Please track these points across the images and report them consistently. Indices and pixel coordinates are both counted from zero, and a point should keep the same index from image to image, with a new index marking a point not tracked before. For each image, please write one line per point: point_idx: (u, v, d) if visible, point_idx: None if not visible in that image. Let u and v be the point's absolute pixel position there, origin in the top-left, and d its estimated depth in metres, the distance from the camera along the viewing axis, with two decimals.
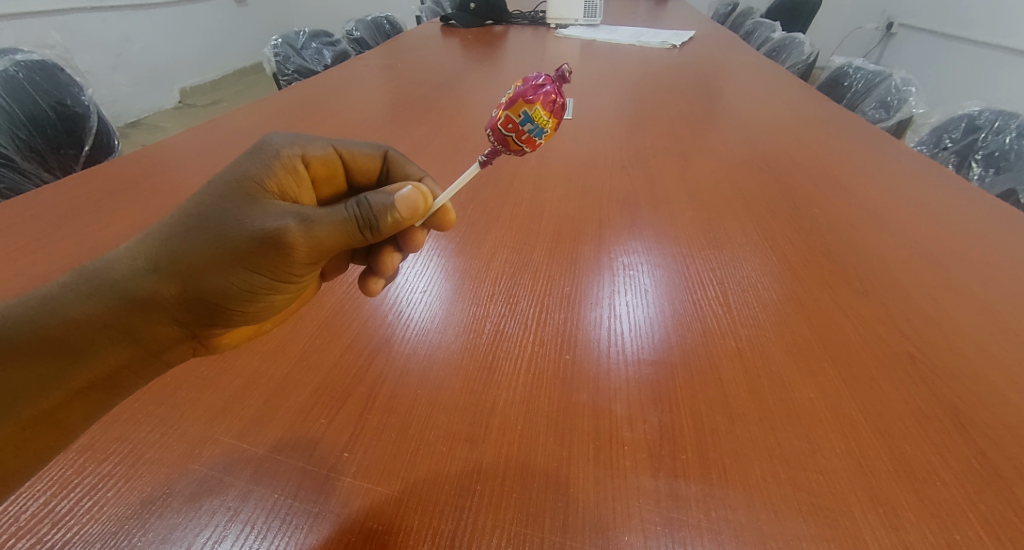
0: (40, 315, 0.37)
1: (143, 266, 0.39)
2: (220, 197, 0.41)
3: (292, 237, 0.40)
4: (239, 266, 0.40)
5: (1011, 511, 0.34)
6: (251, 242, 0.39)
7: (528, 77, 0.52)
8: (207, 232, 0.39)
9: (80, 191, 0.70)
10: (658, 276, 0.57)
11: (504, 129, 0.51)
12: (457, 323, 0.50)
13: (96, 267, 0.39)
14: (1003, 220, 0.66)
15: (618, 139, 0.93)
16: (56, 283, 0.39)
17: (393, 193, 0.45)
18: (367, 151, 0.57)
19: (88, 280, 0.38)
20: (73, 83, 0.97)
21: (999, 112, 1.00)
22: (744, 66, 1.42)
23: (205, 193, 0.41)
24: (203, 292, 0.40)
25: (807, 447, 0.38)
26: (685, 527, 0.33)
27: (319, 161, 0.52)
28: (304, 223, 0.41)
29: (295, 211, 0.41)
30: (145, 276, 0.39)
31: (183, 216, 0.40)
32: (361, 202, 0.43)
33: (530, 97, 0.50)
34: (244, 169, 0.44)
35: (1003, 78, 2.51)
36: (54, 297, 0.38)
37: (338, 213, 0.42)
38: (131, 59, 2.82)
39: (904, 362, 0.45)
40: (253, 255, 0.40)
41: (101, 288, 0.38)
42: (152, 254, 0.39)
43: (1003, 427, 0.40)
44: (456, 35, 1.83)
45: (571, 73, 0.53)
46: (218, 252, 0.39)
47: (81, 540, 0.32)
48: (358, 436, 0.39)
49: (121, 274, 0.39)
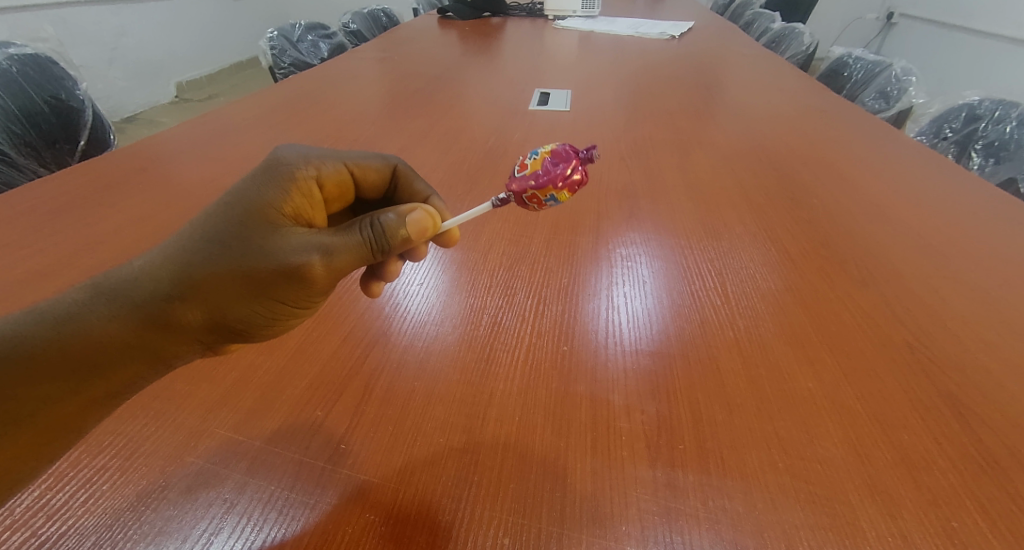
0: (62, 332, 0.34)
1: (165, 292, 0.36)
2: (242, 224, 0.38)
3: (315, 270, 0.39)
4: (264, 295, 0.39)
5: (1007, 498, 0.34)
6: (278, 274, 0.38)
7: (559, 151, 0.50)
8: (229, 261, 0.37)
9: (74, 184, 0.70)
10: (657, 268, 0.56)
11: (526, 201, 0.50)
12: (455, 315, 0.50)
13: (114, 284, 0.36)
14: (1002, 209, 0.66)
15: (617, 130, 0.93)
16: (70, 297, 0.36)
17: (403, 213, 0.44)
18: (377, 164, 0.54)
19: (108, 298, 0.36)
20: (67, 77, 0.96)
21: (1000, 101, 0.99)
22: (743, 57, 1.41)
23: (224, 219, 0.38)
24: (228, 320, 0.38)
25: (804, 435, 0.38)
26: (682, 516, 0.33)
27: (332, 182, 0.48)
28: (325, 254, 0.40)
29: (317, 241, 0.40)
30: (169, 301, 0.36)
31: (201, 241, 0.37)
32: (375, 224, 0.42)
33: (561, 184, 0.49)
34: (261, 193, 0.40)
35: (1003, 68, 2.49)
36: (68, 311, 0.35)
37: (353, 237, 0.41)
38: (126, 53, 2.80)
39: (903, 351, 0.45)
40: (278, 286, 0.39)
41: (124, 305, 0.36)
42: (172, 280, 0.36)
43: (1000, 415, 0.40)
44: (452, 27, 1.82)
45: (597, 155, 0.51)
46: (243, 282, 0.38)
47: (77, 533, 0.32)
48: (354, 429, 0.39)
49: (142, 296, 0.36)
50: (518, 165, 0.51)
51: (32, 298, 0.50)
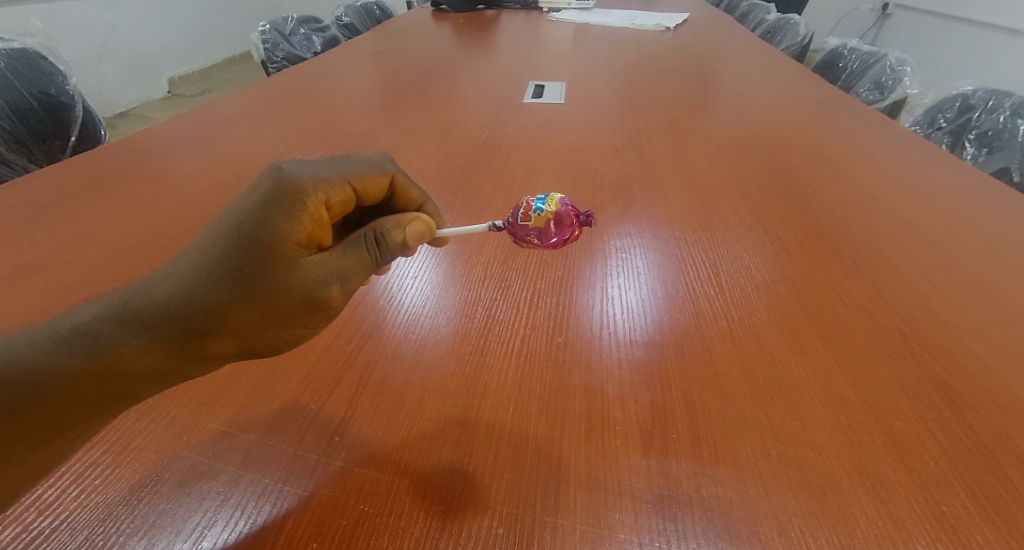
0: (95, 362, 0.32)
1: (192, 328, 0.34)
2: (261, 261, 0.36)
3: (335, 297, 0.39)
4: (289, 324, 0.38)
5: (997, 483, 0.35)
6: (302, 305, 0.38)
7: (563, 216, 0.49)
8: (255, 298, 0.36)
9: (64, 179, 0.69)
10: (652, 259, 0.56)
11: (522, 244, 0.51)
12: (449, 308, 0.50)
13: (136, 312, 0.34)
14: (996, 198, 0.66)
15: (613, 122, 0.92)
16: (90, 325, 0.33)
17: (402, 221, 0.43)
18: (378, 177, 0.48)
19: (135, 325, 0.33)
20: (56, 72, 0.94)
21: (993, 91, 0.99)
22: (740, 48, 1.40)
23: (243, 254, 0.35)
24: (257, 349, 0.38)
25: (797, 423, 0.38)
26: (676, 504, 0.33)
27: (341, 200, 0.43)
28: (342, 280, 0.39)
29: (333, 268, 0.39)
30: (197, 337, 0.35)
31: (222, 277, 0.35)
32: (379, 238, 0.42)
33: (559, 244, 0.50)
34: (273, 226, 0.37)
35: (999, 56, 2.48)
36: (92, 338, 0.32)
37: (363, 257, 0.41)
38: (118, 48, 2.77)
39: (895, 339, 0.45)
40: (302, 315, 0.38)
41: (158, 337, 0.34)
42: (200, 316, 0.35)
43: (991, 401, 0.40)
44: (447, 19, 1.81)
45: (594, 221, 0.51)
46: (271, 315, 0.37)
47: (69, 528, 0.32)
48: (348, 421, 0.39)
49: (173, 330, 0.34)
50: (522, 210, 0.50)
51: (23, 293, 0.50)
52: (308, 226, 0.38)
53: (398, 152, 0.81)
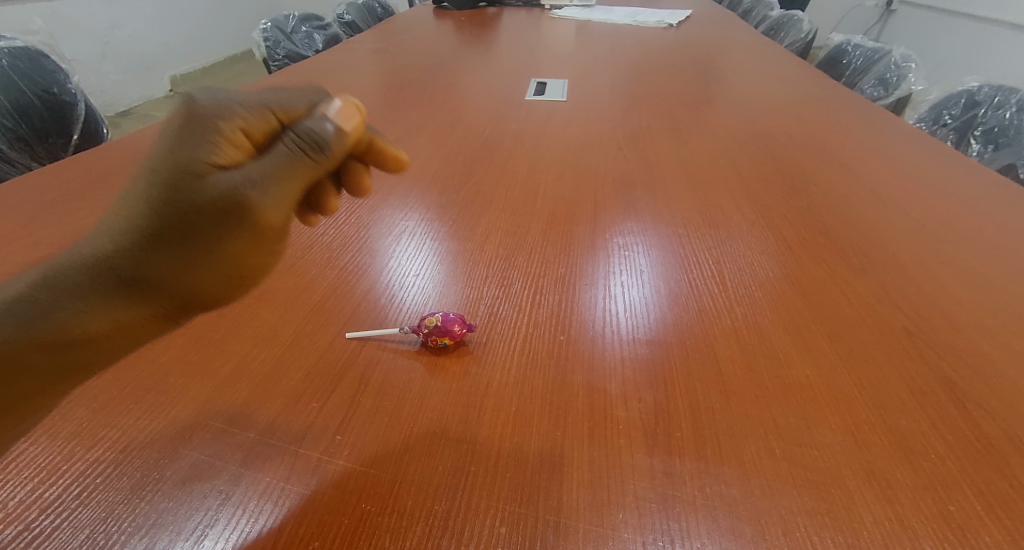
0: (35, 328, 0.32)
1: (126, 277, 0.33)
2: (166, 186, 0.33)
3: (259, 207, 0.34)
4: (220, 250, 0.34)
5: (1004, 481, 0.34)
6: (217, 221, 0.33)
7: None
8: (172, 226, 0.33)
9: (66, 177, 0.69)
10: (655, 257, 0.56)
11: None
12: (451, 306, 0.50)
13: (70, 275, 0.33)
14: (1002, 195, 0.65)
15: (615, 119, 0.92)
16: (27, 294, 0.32)
17: (325, 114, 0.37)
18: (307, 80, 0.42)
19: (70, 288, 0.32)
20: (58, 70, 0.94)
21: (999, 87, 0.98)
22: (743, 45, 1.40)
23: (161, 191, 0.33)
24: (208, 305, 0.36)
25: (802, 422, 0.38)
26: (679, 504, 0.33)
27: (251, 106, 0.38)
28: (260, 186, 0.34)
29: (243, 175, 0.34)
30: (133, 284, 0.34)
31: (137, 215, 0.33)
32: (299, 134, 0.36)
33: None
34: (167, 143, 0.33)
35: (1004, 52, 2.46)
36: (30, 305, 0.32)
37: (281, 156, 0.35)
38: (120, 47, 2.77)
39: (901, 337, 0.45)
40: (225, 234, 0.34)
41: (96, 295, 0.33)
42: (131, 264, 0.33)
43: (999, 399, 0.39)
44: (448, 16, 1.80)
45: None
46: (195, 244, 0.34)
47: (70, 527, 0.32)
48: (350, 420, 0.39)
49: (107, 284, 0.33)
50: None
51: None
52: (227, 151, 0.34)
53: (399, 150, 0.81)
